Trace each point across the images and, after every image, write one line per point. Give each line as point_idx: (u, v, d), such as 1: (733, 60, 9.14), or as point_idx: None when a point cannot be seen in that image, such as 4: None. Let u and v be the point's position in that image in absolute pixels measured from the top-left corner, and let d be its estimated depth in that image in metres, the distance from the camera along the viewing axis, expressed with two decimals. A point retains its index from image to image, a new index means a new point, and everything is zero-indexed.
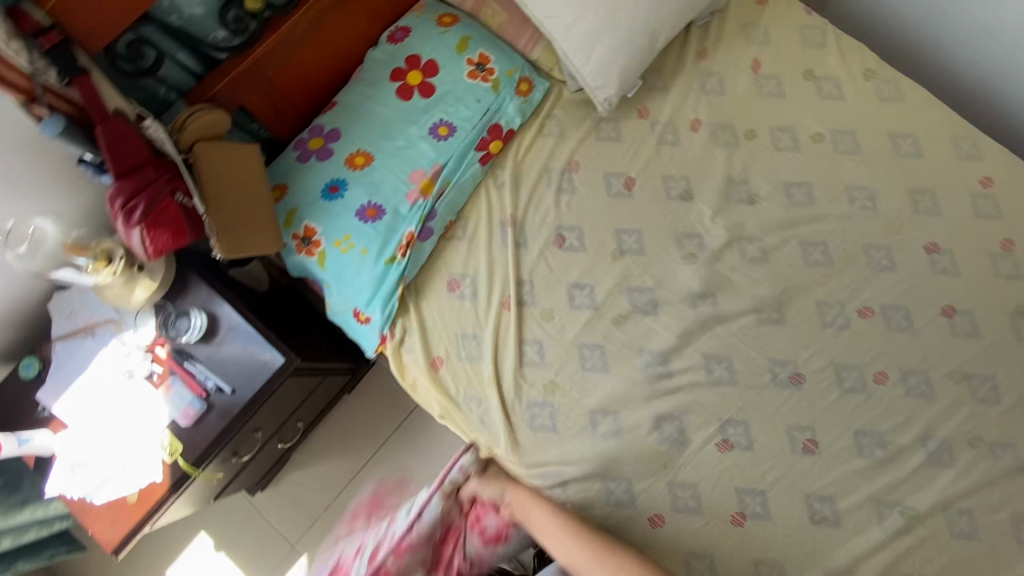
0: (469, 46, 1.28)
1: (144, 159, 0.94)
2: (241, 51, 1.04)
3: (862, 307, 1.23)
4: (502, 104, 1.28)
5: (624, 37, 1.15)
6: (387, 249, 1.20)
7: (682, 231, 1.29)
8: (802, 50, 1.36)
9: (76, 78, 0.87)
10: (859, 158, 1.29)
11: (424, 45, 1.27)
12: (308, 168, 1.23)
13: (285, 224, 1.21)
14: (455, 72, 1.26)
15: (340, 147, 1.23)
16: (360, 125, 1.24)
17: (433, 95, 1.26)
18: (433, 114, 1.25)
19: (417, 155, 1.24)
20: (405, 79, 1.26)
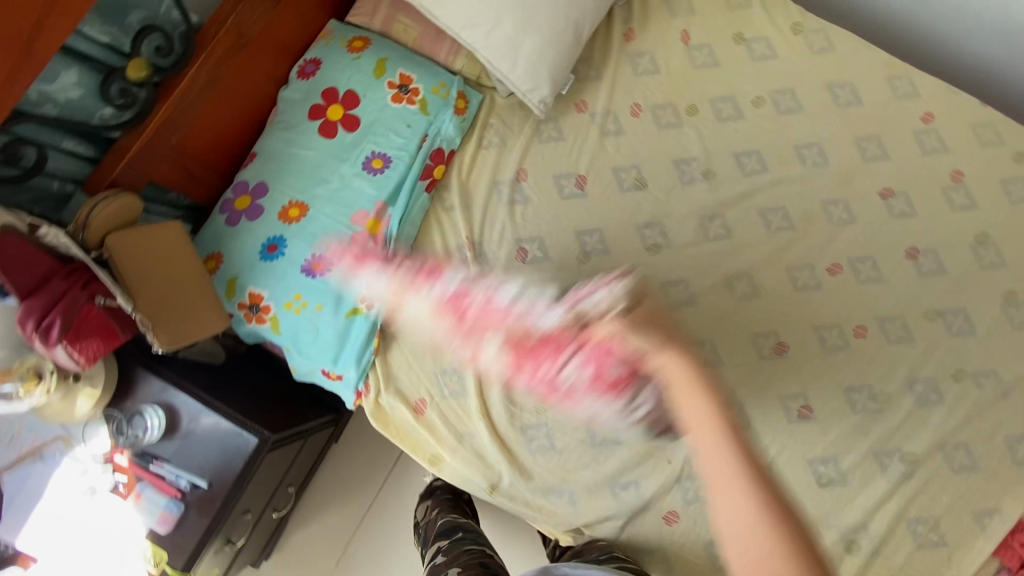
0: (387, 68, 1.19)
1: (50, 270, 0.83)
2: (132, 125, 0.93)
3: (831, 264, 1.22)
4: (437, 125, 1.20)
5: (548, 34, 1.09)
6: (345, 301, 1.13)
7: (643, 221, 1.25)
8: (728, 13, 1.32)
9: None
10: (801, 116, 1.27)
11: (339, 75, 1.18)
12: (241, 230, 1.14)
13: (227, 295, 1.12)
14: (378, 99, 1.18)
15: (271, 201, 1.14)
16: (287, 173, 1.15)
17: (360, 127, 1.17)
18: (364, 148, 1.16)
19: (357, 194, 1.15)
20: (326, 116, 1.17)
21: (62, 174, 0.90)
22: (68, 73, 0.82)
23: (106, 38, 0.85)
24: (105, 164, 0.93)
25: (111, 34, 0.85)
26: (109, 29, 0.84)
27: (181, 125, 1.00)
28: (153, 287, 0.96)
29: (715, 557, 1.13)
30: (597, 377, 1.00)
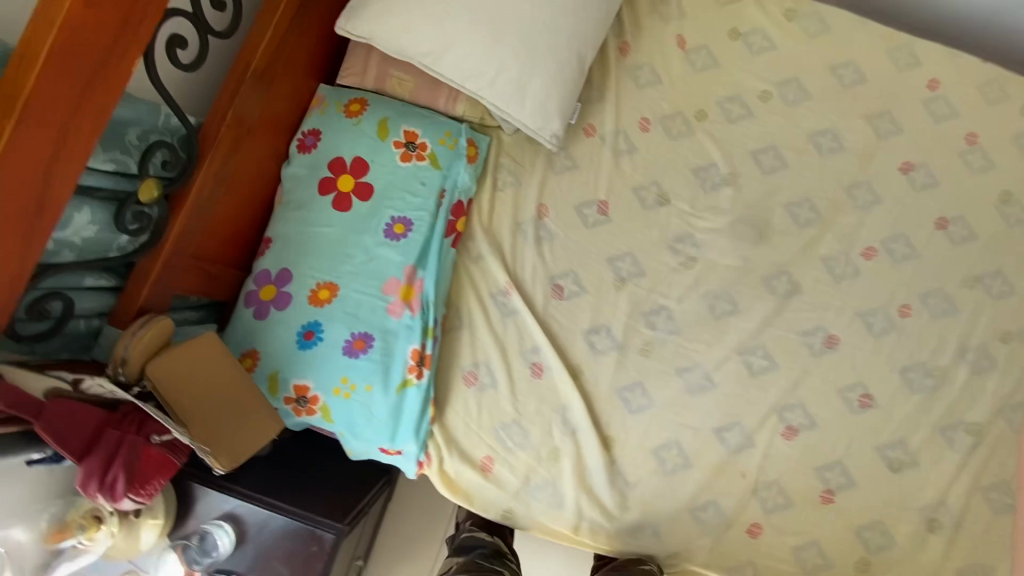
0: (390, 127, 1.14)
1: (101, 421, 0.77)
2: (151, 247, 0.87)
3: (866, 248, 1.21)
4: (451, 177, 1.16)
5: (555, 69, 1.05)
6: (394, 375, 1.10)
7: (673, 237, 1.23)
8: (719, 9, 1.29)
9: None
10: (810, 104, 1.26)
11: (342, 144, 1.13)
12: (273, 322, 1.09)
13: (271, 391, 1.08)
14: (387, 161, 1.14)
15: (297, 287, 1.10)
16: (309, 254, 1.10)
17: (373, 194, 1.13)
18: (383, 215, 1.12)
19: (385, 263, 1.11)
20: (337, 189, 1.12)
21: (87, 311, 0.85)
22: (79, 212, 0.76)
23: (112, 165, 0.78)
24: (129, 291, 0.88)
25: (116, 160, 0.79)
26: (113, 155, 0.78)
27: (197, 232, 0.94)
28: (202, 408, 0.91)
29: (805, 560, 1.13)
30: None
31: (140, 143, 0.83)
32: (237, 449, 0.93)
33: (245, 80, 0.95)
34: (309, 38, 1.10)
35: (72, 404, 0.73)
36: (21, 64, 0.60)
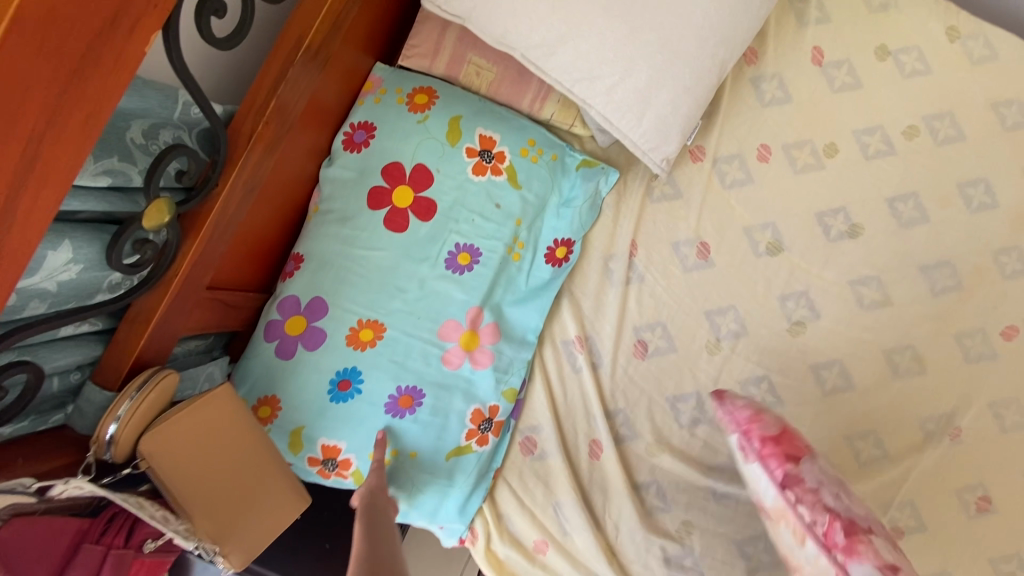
0: (462, 130, 0.91)
1: (74, 533, 0.57)
2: (154, 284, 0.64)
3: (1005, 327, 1.02)
4: (532, 199, 0.93)
5: (690, 79, 0.81)
6: (445, 440, 0.90)
7: (781, 292, 1.02)
8: (870, 18, 1.06)
9: None
10: (964, 146, 1.04)
11: (402, 146, 0.90)
12: (299, 364, 0.87)
13: (290, 450, 0.86)
14: (455, 172, 0.90)
15: (333, 323, 0.87)
16: (349, 283, 0.88)
17: (436, 213, 0.89)
18: (446, 241, 0.89)
19: (444, 301, 0.89)
20: (391, 202, 0.89)
21: (62, 366, 0.63)
22: (57, 248, 0.54)
23: (106, 178, 0.55)
24: (120, 339, 0.66)
25: (112, 171, 0.56)
26: (108, 165, 0.55)
27: (215, 259, 0.71)
28: (215, 485, 0.69)
29: None
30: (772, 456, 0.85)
31: (147, 143, 0.59)
32: (252, 541, 0.72)
33: (294, 61, 0.71)
34: (371, 6, 0.86)
35: (33, 521, 0.52)
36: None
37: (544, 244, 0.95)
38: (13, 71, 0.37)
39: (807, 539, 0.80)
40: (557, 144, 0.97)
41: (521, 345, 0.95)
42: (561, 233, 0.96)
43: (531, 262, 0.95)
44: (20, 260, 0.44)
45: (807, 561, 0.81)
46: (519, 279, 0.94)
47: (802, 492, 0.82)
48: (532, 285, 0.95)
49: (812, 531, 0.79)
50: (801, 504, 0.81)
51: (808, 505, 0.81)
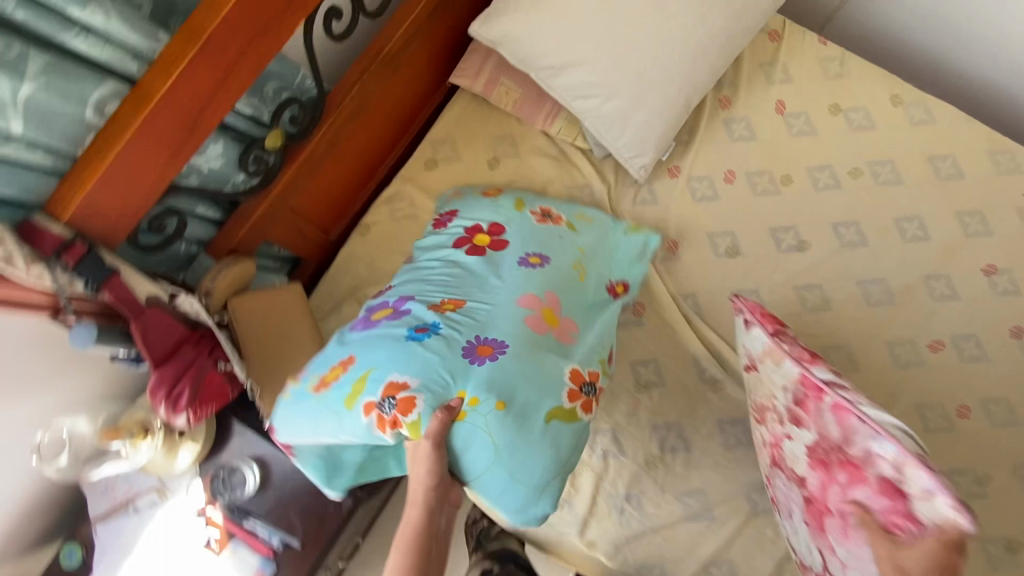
0: (527, 204, 1.11)
1: (182, 337, 0.82)
2: (259, 190, 0.94)
3: (932, 341, 1.19)
4: (591, 253, 1.07)
5: (659, 106, 1.10)
6: (537, 404, 0.85)
7: (735, 287, 1.23)
8: (825, 83, 1.32)
9: (106, 283, 0.70)
10: (902, 187, 1.26)
11: (481, 213, 1.08)
12: (382, 332, 0.89)
13: (357, 395, 0.84)
14: (525, 224, 1.05)
15: (416, 303, 0.92)
16: (437, 284, 0.96)
17: (510, 246, 1.01)
18: (520, 255, 0.99)
19: (524, 282, 0.95)
20: (471, 242, 1.02)
21: (191, 237, 0.92)
22: (213, 145, 0.84)
23: (250, 109, 0.86)
24: (228, 228, 0.94)
25: (254, 106, 0.87)
26: (252, 100, 0.86)
27: (299, 187, 1.01)
28: (268, 351, 0.95)
29: None
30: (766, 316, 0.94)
31: (275, 95, 0.90)
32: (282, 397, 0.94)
33: (376, 61, 1.04)
34: (436, 35, 1.19)
35: (165, 313, 0.79)
36: (204, 20, 0.67)
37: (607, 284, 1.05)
38: (231, 25, 0.68)
39: (785, 361, 0.89)
40: (604, 215, 1.15)
41: (599, 337, 0.97)
42: (618, 275, 1.08)
43: (594, 287, 1.01)
44: (199, 136, 0.73)
45: (778, 382, 0.91)
46: (591, 298, 1.00)
47: (786, 336, 0.91)
48: (600, 305, 1.01)
49: (788, 353, 0.88)
50: (785, 341, 0.90)
51: (789, 343, 0.90)
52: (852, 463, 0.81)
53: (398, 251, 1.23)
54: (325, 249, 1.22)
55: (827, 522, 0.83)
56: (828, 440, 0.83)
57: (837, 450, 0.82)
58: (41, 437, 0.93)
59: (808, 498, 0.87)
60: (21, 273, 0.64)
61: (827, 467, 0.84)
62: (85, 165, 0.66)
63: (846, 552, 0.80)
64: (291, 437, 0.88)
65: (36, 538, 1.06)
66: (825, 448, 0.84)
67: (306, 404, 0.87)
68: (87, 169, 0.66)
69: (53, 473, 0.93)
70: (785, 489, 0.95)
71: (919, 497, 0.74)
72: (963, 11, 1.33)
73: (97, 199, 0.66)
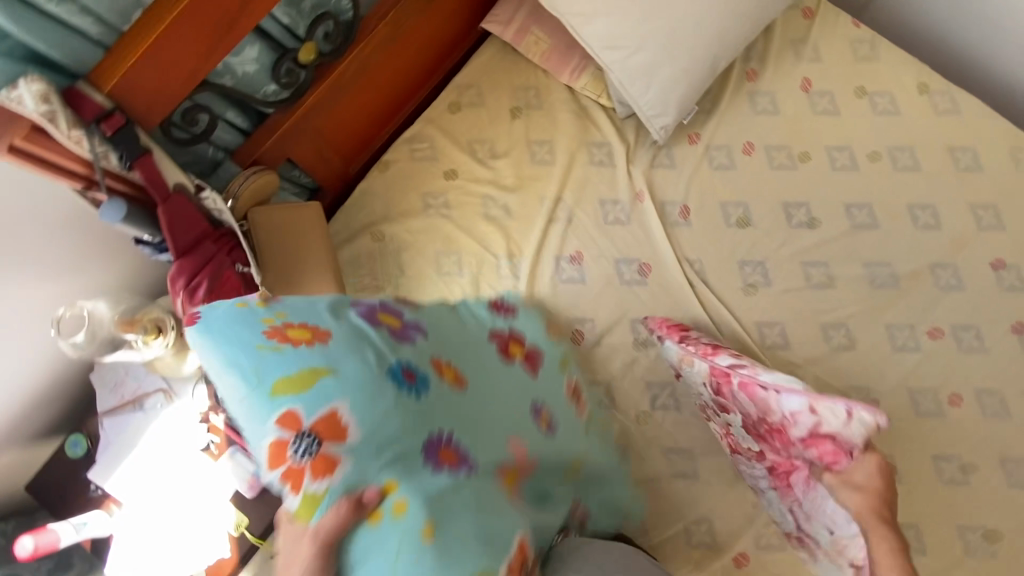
0: (569, 367, 1.13)
1: (204, 231, 0.86)
2: (288, 103, 0.96)
3: (932, 328, 1.20)
4: (588, 472, 1.07)
5: (686, 65, 1.12)
6: (457, 556, 0.77)
7: (742, 257, 1.24)
8: (854, 65, 1.33)
9: (139, 160, 0.75)
10: (919, 175, 1.26)
11: (527, 324, 1.14)
12: (377, 344, 0.89)
13: (289, 392, 0.80)
14: (554, 381, 1.09)
15: (420, 355, 0.93)
16: (456, 350, 1.01)
17: (539, 375, 1.08)
18: (535, 404, 1.03)
19: (520, 428, 0.98)
20: (507, 346, 1.08)
21: (220, 142, 0.94)
22: (250, 48, 0.86)
23: (286, 18, 0.87)
24: (255, 138, 0.96)
25: (290, 16, 0.88)
26: (290, 10, 0.87)
27: (326, 109, 1.03)
28: (288, 264, 0.97)
29: None
30: (667, 327, 1.14)
31: (313, 11, 0.91)
32: None
33: None
34: None
35: (189, 204, 0.82)
36: None
37: (580, 508, 1.06)
38: None
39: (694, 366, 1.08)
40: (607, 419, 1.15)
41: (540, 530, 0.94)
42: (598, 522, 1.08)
43: (568, 492, 1.03)
44: (240, 32, 0.75)
45: (698, 384, 1.08)
46: (558, 493, 1.01)
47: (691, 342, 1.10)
48: (564, 502, 1.01)
49: (696, 356, 1.07)
50: (688, 347, 1.10)
51: (692, 345, 1.09)
52: (783, 434, 1.00)
53: (413, 190, 1.26)
54: (343, 180, 1.26)
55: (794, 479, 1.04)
56: (760, 419, 1.01)
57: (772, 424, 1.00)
58: (63, 313, 0.94)
59: (773, 470, 1.05)
60: (63, 136, 0.67)
61: (769, 440, 1.03)
62: (129, 40, 0.69)
63: (814, 503, 1.02)
64: (201, 350, 0.82)
65: (43, 424, 1.09)
66: (760, 425, 1.02)
67: (242, 343, 0.82)
68: (131, 44, 0.68)
69: (67, 348, 0.93)
70: (747, 469, 1.10)
71: (841, 431, 0.95)
72: (999, 7, 1.33)
73: (137, 77, 0.69)
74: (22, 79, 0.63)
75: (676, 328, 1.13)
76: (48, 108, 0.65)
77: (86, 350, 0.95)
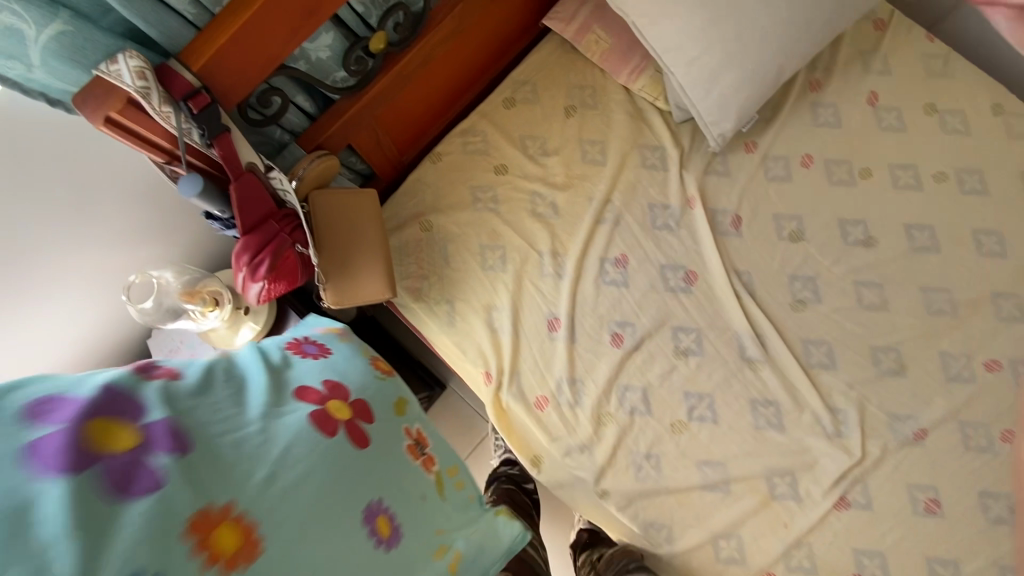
0: (409, 413, 0.79)
1: (270, 211, 0.88)
2: (354, 90, 0.98)
3: (988, 359, 1.15)
4: (471, 557, 0.72)
5: (751, 71, 1.11)
6: None
7: (792, 272, 1.22)
8: (926, 80, 1.29)
9: (219, 138, 0.78)
10: (986, 200, 1.22)
11: (348, 368, 0.77)
12: (58, 536, 0.42)
13: None
14: (389, 441, 0.71)
15: (141, 526, 0.46)
16: (213, 436, 0.56)
17: (370, 449, 0.66)
18: (366, 502, 0.62)
19: (354, 557, 0.58)
20: (329, 408, 0.66)
21: (287, 125, 0.97)
22: (325, 35, 0.88)
23: (361, 7, 0.89)
24: (320, 122, 0.99)
25: (364, 5, 0.90)
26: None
27: (388, 97, 1.05)
28: (344, 249, 1.00)
29: None
30: None
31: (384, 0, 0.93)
32: (347, 294, 0.99)
33: None
34: None
35: (261, 185, 0.84)
36: None
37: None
38: None
39: None
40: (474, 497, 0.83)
41: None
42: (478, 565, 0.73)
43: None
44: (318, 20, 0.78)
45: None
46: None
47: None
48: None
49: None
50: None
51: None
52: None
53: (463, 183, 1.27)
54: (396, 168, 1.28)
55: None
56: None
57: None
58: (133, 279, 0.97)
59: None
60: (154, 110, 0.70)
61: None
62: (219, 21, 0.72)
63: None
64: None
65: None
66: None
67: None
68: (221, 28, 0.72)
69: (136, 312, 0.96)
70: None
71: None
72: None
73: (223, 59, 0.73)
74: (122, 54, 0.67)
75: None
76: (144, 84, 0.67)
77: (153, 316, 0.97)
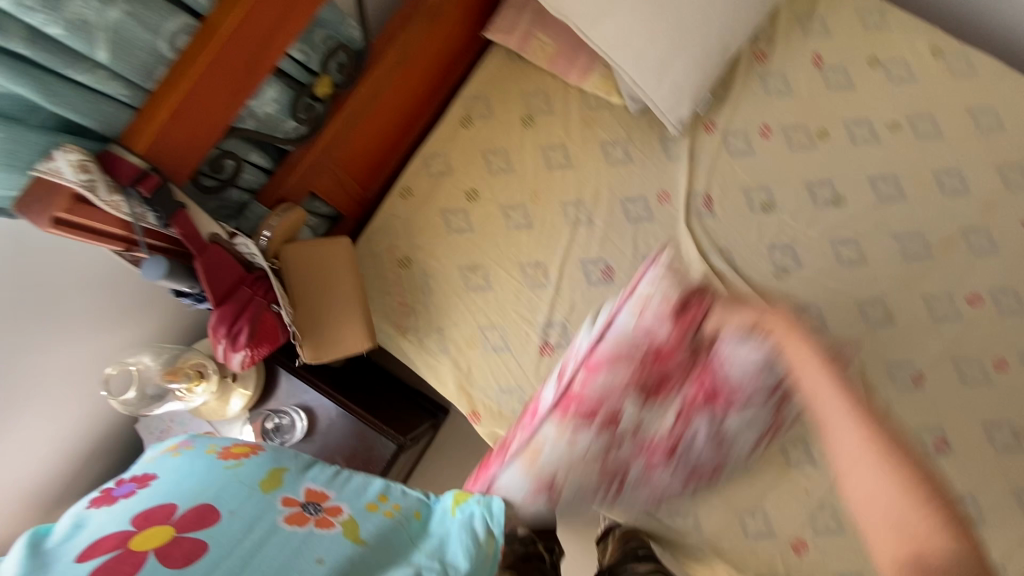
0: (277, 482, 0.75)
1: (240, 277, 0.87)
2: (307, 138, 0.96)
3: (970, 294, 1.17)
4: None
5: (696, 55, 1.12)
6: None
7: (770, 242, 1.23)
8: (863, 35, 1.34)
9: (176, 217, 0.77)
10: (940, 141, 1.26)
11: (180, 487, 0.70)
12: None
13: None
14: (229, 532, 0.65)
15: None
16: None
17: (193, 562, 0.61)
18: None
19: None
20: (133, 543, 0.61)
21: (245, 185, 0.94)
22: (270, 90, 0.87)
23: (301, 55, 0.89)
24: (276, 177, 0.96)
25: (304, 53, 0.89)
26: (303, 47, 0.88)
27: (343, 138, 1.03)
28: (319, 298, 0.97)
29: None
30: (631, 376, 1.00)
31: (323, 44, 0.91)
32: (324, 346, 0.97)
33: (413, 16, 1.06)
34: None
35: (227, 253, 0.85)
36: None
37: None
38: None
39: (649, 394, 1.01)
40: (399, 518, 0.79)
41: None
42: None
43: None
44: (261, 75, 0.75)
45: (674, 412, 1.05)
46: None
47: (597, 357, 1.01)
48: None
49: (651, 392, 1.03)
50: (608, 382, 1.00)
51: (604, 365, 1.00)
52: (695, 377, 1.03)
53: (432, 209, 1.26)
54: (361, 205, 1.26)
55: (608, 356, 0.99)
56: (634, 364, 1.00)
57: (599, 423, 1.01)
58: (111, 371, 0.95)
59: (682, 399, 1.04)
60: (104, 202, 0.70)
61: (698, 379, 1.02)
62: (157, 96, 0.70)
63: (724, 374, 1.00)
64: None
65: (88, 480, 1.09)
66: (649, 368, 1.01)
67: None
68: (160, 103, 0.70)
69: (119, 406, 0.96)
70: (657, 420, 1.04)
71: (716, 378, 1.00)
72: None
73: (168, 133, 0.71)
74: (59, 149, 0.66)
75: (618, 348, 1.00)
76: (88, 177, 0.67)
77: (137, 405, 0.97)
